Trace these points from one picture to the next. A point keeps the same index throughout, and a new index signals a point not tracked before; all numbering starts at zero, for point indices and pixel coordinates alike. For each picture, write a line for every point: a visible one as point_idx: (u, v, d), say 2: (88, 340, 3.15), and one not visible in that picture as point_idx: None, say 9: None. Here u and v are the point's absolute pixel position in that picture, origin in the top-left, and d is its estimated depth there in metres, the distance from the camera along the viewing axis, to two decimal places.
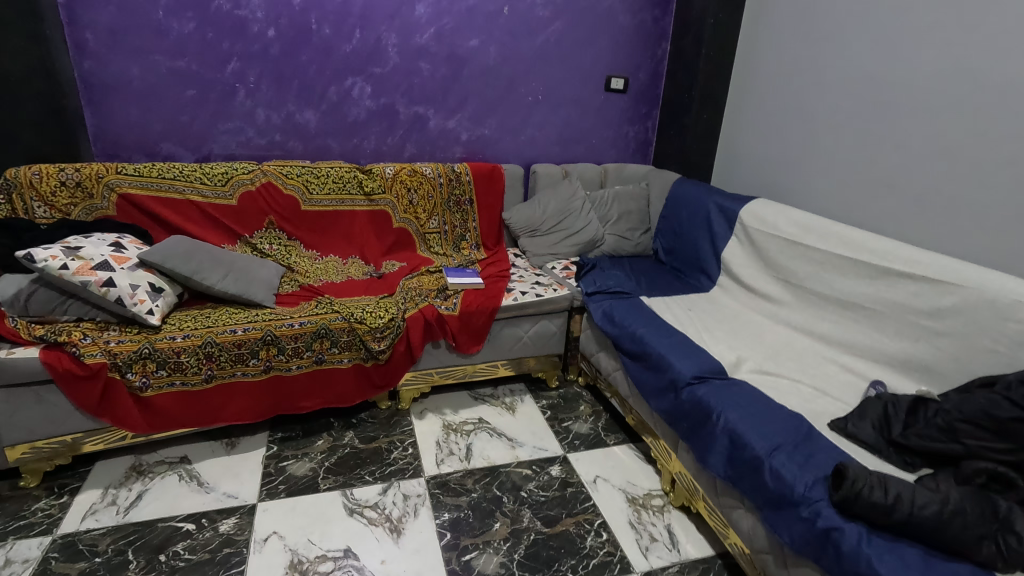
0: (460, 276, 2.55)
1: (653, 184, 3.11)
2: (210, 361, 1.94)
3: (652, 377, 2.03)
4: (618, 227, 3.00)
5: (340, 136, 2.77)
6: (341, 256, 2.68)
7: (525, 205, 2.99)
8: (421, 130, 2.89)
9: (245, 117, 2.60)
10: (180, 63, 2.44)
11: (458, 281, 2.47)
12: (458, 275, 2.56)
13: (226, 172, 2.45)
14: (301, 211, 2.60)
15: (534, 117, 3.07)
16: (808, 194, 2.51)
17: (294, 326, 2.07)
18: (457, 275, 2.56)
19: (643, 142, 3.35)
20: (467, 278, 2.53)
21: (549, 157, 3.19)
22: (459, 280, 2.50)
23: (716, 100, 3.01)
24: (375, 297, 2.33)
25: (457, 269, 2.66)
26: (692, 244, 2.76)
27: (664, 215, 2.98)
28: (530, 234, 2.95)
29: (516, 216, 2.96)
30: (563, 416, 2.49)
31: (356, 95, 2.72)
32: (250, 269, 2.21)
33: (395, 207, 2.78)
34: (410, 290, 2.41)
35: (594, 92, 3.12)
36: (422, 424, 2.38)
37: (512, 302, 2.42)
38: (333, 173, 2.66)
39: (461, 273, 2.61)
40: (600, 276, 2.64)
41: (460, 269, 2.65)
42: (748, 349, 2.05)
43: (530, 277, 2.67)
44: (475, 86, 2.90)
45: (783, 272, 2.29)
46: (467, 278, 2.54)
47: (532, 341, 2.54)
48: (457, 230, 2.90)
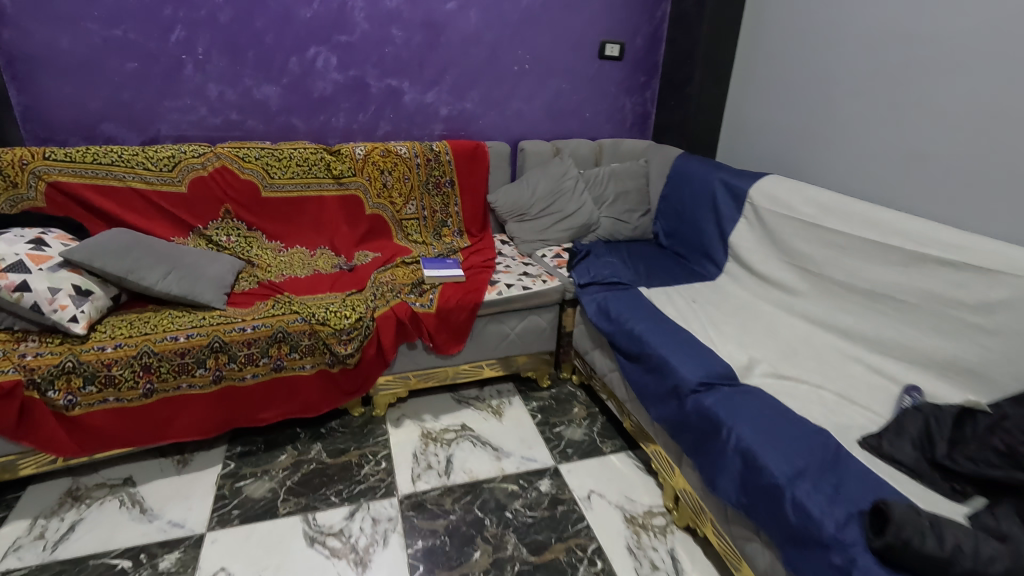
0: (439, 267, 2.30)
1: (654, 161, 2.83)
2: (149, 373, 1.71)
3: (653, 382, 1.78)
4: (614, 209, 2.73)
5: (305, 113, 2.49)
6: (308, 247, 2.43)
7: (512, 187, 2.72)
8: (396, 105, 2.60)
9: (196, 94, 2.32)
10: (116, 32, 2.16)
11: (436, 274, 2.21)
12: (437, 267, 2.30)
13: (173, 156, 2.18)
14: (262, 197, 2.34)
15: (521, 89, 2.77)
16: (824, 169, 2.23)
17: (246, 330, 1.83)
18: (436, 266, 2.31)
19: (642, 115, 3.05)
20: (447, 270, 2.28)
21: (539, 133, 2.91)
22: (438, 272, 2.24)
23: (722, 66, 2.71)
24: (342, 293, 2.08)
25: (437, 260, 2.40)
26: (697, 227, 2.49)
27: (665, 195, 2.71)
28: (519, 219, 2.70)
29: (503, 199, 2.69)
30: (555, 421, 2.26)
31: (320, 66, 2.43)
32: (198, 265, 1.96)
33: (367, 191, 2.51)
34: (382, 284, 2.16)
35: (588, 59, 2.83)
36: (399, 432, 2.15)
37: (496, 296, 2.17)
38: (296, 155, 2.39)
39: (441, 264, 2.35)
40: (595, 265, 2.39)
41: (440, 260, 2.39)
42: (762, 348, 1.80)
43: (517, 267, 2.41)
44: (455, 55, 2.60)
45: (798, 258, 2.02)
46: (446, 270, 2.28)
47: (520, 338, 2.29)
48: (438, 216, 2.64)
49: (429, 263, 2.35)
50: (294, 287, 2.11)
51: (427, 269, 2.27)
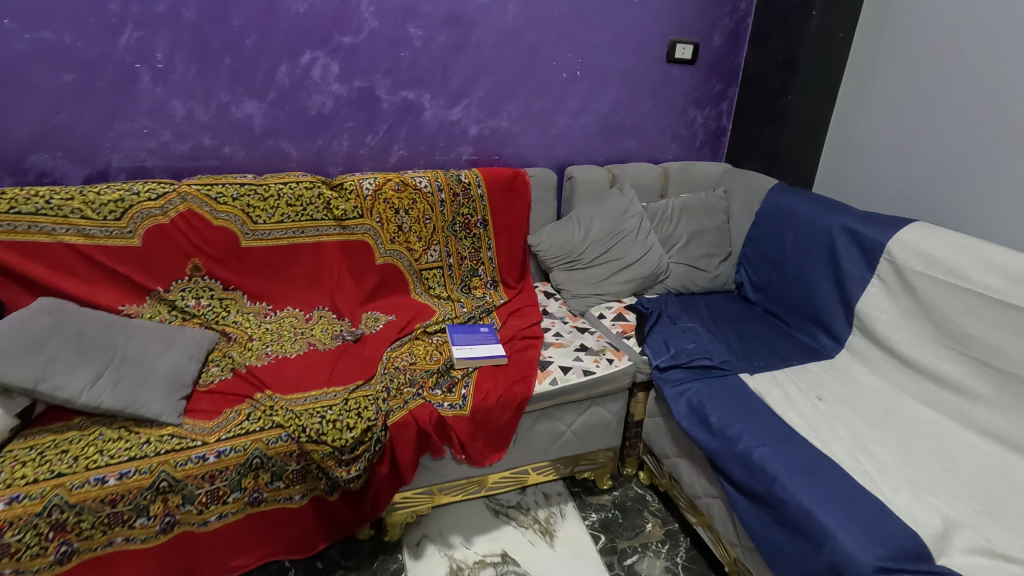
0: (470, 342, 1.75)
1: (734, 191, 2.26)
2: (64, 532, 1.18)
3: (790, 543, 1.24)
4: (687, 254, 2.18)
5: (298, 136, 1.95)
6: (303, 308, 1.90)
7: (559, 227, 2.16)
8: (414, 124, 2.06)
9: (156, 113, 1.79)
10: (46, 33, 1.62)
11: (467, 354, 1.67)
12: (468, 341, 1.76)
13: (121, 200, 1.65)
14: (241, 248, 1.81)
15: (570, 101, 2.21)
16: (1002, 214, 1.69)
17: (206, 459, 1.29)
18: (467, 340, 1.76)
19: (714, 131, 2.47)
20: (481, 346, 1.73)
21: (590, 156, 2.35)
22: (470, 350, 1.70)
23: (826, 73, 2.13)
24: (344, 388, 1.54)
25: (467, 327, 1.85)
26: (801, 284, 1.93)
27: (752, 237, 2.15)
28: (569, 268, 2.14)
29: (548, 244, 2.14)
30: (624, 547, 1.71)
31: (318, 76, 1.89)
32: (145, 357, 1.42)
33: (377, 235, 1.97)
34: (397, 372, 1.61)
35: (653, 63, 2.25)
36: (419, 568, 1.61)
37: (549, 387, 1.62)
38: (286, 193, 1.85)
39: (472, 334, 1.80)
40: (674, 337, 1.83)
41: (470, 327, 1.85)
42: (946, 493, 1.25)
43: (571, 338, 1.87)
44: (489, 61, 2.05)
45: (975, 347, 1.45)
46: (480, 346, 1.73)
47: (578, 436, 1.75)
48: (465, 265, 2.10)
49: (457, 333, 1.80)
50: (280, 378, 1.57)
51: (456, 345, 1.72)
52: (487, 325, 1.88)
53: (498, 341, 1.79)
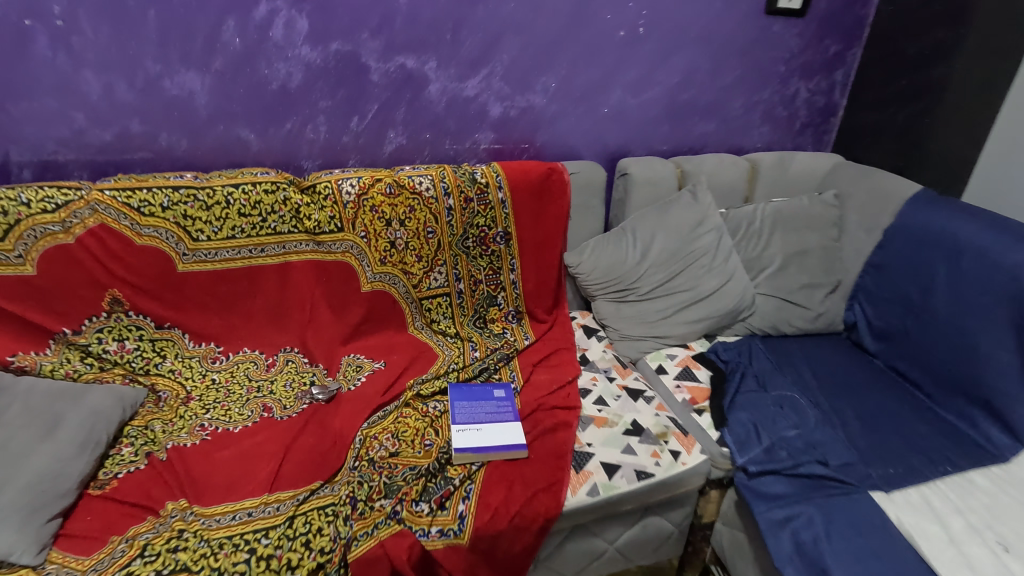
0: (478, 418, 1.26)
1: (852, 196, 1.65)
2: None
3: None
4: (780, 283, 1.61)
5: (258, 119, 1.45)
6: (265, 350, 1.46)
7: (609, 243, 1.60)
8: (414, 103, 1.52)
9: (62, 90, 1.31)
10: None
11: (472, 443, 1.18)
12: (475, 417, 1.26)
13: (3, 212, 1.20)
14: (177, 274, 1.35)
15: (628, 70, 1.62)
16: None
17: None
18: (474, 416, 1.27)
19: (821, 110, 1.84)
20: (492, 427, 1.23)
21: (651, 144, 1.76)
22: (475, 436, 1.20)
23: (1008, 30, 1.47)
24: (293, 496, 1.09)
25: (475, 390, 1.36)
26: (956, 342, 1.33)
27: (876, 264, 1.55)
28: (620, 299, 1.60)
29: (592, 266, 1.59)
30: None
31: (279, 36, 1.37)
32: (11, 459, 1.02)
33: (362, 254, 1.48)
34: (369, 470, 1.15)
35: (746, 16, 1.63)
36: None
37: (587, 500, 1.12)
38: (237, 198, 1.37)
39: (481, 404, 1.30)
40: (768, 418, 1.29)
41: (480, 391, 1.35)
42: None
43: (618, 410, 1.35)
44: (517, 14, 1.48)
45: None
46: (491, 425, 1.24)
47: (625, 554, 1.25)
48: (480, 291, 1.59)
49: (459, 404, 1.31)
50: (209, 475, 1.12)
51: (457, 426, 1.23)
52: (503, 386, 1.38)
53: (518, 415, 1.29)
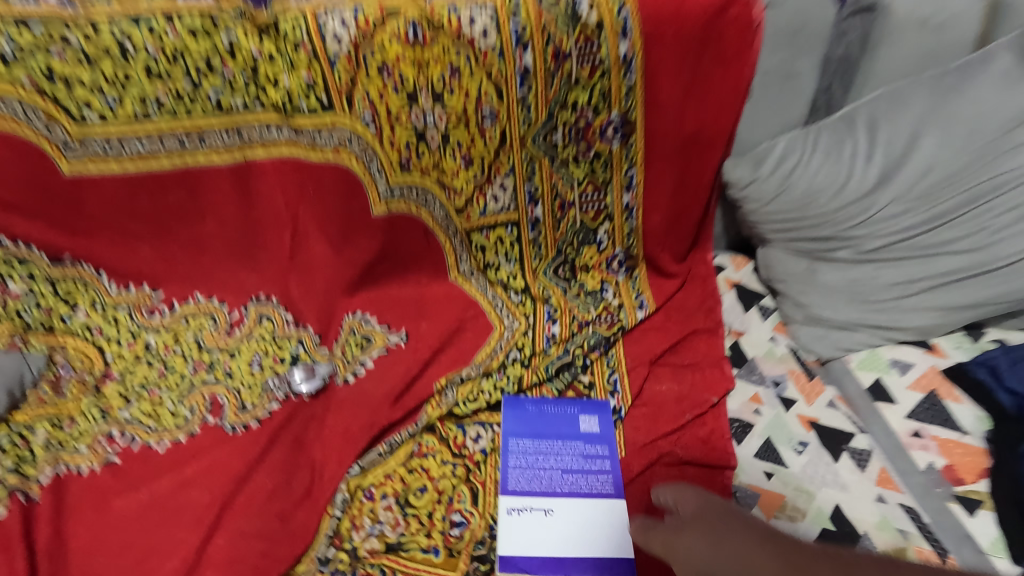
0: (549, 488, 0.75)
1: None
2: None
3: None
4: None
5: None
6: (226, 295, 0.94)
7: (815, 151, 0.86)
8: None
9: None
10: None
11: (537, 552, 0.68)
12: (546, 484, 0.75)
13: None
14: (67, 181, 0.80)
15: None
16: None
17: None
18: (543, 481, 0.76)
19: None
20: (572, 508, 0.73)
21: None
22: (543, 530, 0.70)
23: None
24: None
25: (545, 417, 0.83)
26: None
27: None
28: (814, 253, 0.90)
29: (775, 190, 0.88)
30: None
31: None
32: None
33: (369, 153, 0.85)
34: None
35: None
36: None
37: None
38: (139, 43, 0.74)
39: (556, 454, 0.79)
40: None
41: (556, 422, 0.82)
42: None
43: (802, 480, 0.75)
44: None
45: None
46: (571, 505, 0.73)
47: None
48: (569, 221, 0.95)
49: (516, 448, 0.79)
50: (89, 553, 0.67)
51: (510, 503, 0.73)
52: (593, 409, 0.84)
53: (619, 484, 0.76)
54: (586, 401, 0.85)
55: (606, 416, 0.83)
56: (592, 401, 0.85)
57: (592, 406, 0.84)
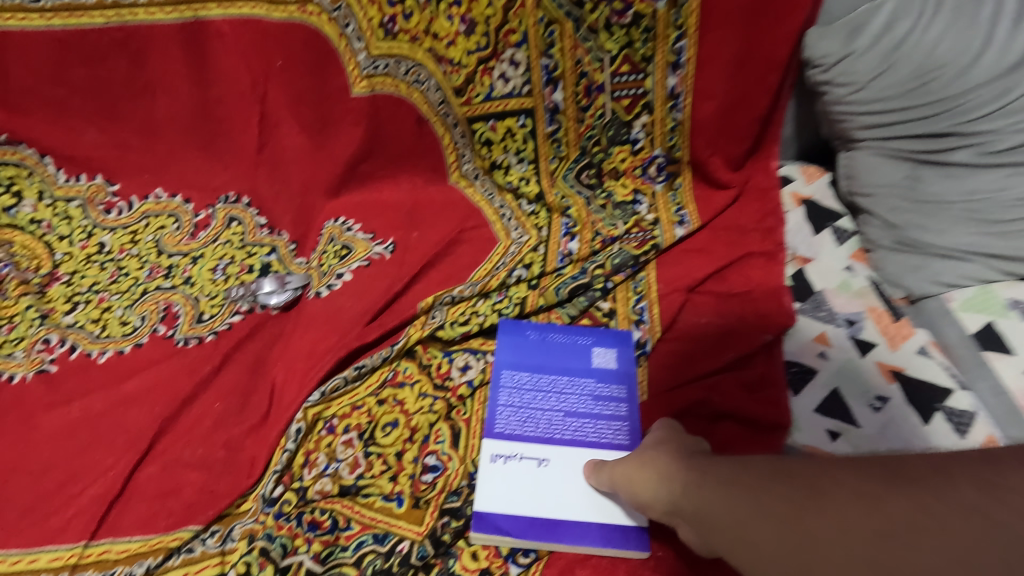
0: (547, 433, 0.60)
1: None
2: None
3: None
4: None
5: None
6: (192, 194, 0.81)
7: (938, 11, 0.64)
8: None
9: None
10: None
11: (524, 513, 0.55)
12: (544, 427, 0.61)
13: None
14: None
15: None
16: None
17: None
18: (540, 424, 0.61)
19: None
20: (574, 463, 0.58)
21: None
22: (534, 484, 0.57)
23: None
24: (127, 566, 0.53)
25: (550, 348, 0.67)
26: None
27: None
28: (920, 155, 0.68)
29: (875, 65, 0.67)
30: None
31: None
32: None
33: (344, 11, 0.68)
34: (289, 529, 0.54)
35: None
36: None
37: None
38: None
39: (560, 394, 0.64)
40: None
41: (563, 355, 0.67)
42: None
43: (878, 443, 0.58)
44: None
45: None
46: (573, 457, 0.59)
47: None
48: (597, 111, 0.75)
49: (511, 383, 0.64)
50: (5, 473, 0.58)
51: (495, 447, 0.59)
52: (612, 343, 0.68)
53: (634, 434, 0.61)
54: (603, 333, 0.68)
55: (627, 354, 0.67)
56: (610, 333, 0.68)
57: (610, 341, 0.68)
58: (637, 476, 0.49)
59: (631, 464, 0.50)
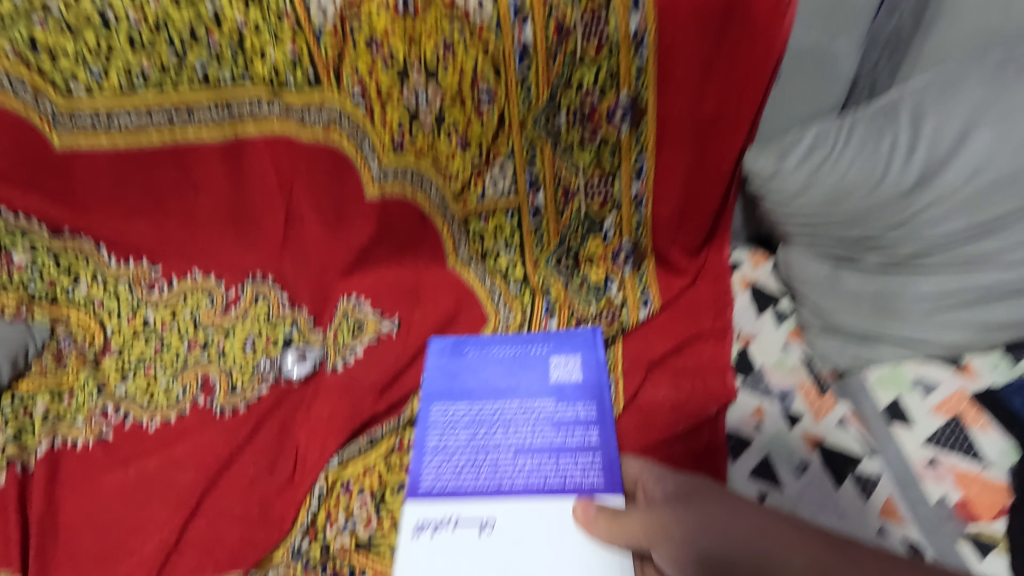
0: (492, 484, 0.68)
1: None
2: None
3: None
4: None
5: None
6: (223, 274, 0.93)
7: (849, 144, 0.78)
8: None
9: None
10: None
11: None
12: (487, 477, 0.69)
13: None
14: (59, 155, 0.80)
15: None
16: None
17: None
18: (483, 473, 0.69)
19: None
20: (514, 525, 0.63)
21: None
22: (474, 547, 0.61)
23: None
24: None
25: (492, 358, 0.83)
26: None
27: None
28: (840, 256, 0.82)
29: (799, 185, 0.80)
30: None
31: None
32: None
33: (360, 133, 0.81)
34: None
35: None
36: None
37: None
38: (121, 13, 0.71)
39: (513, 430, 0.74)
40: None
41: (516, 360, 0.82)
42: None
43: (798, 503, 0.71)
44: None
45: None
46: (512, 514, 0.64)
47: None
48: (573, 210, 0.89)
49: (460, 417, 0.76)
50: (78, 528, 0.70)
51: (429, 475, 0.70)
52: (565, 349, 0.83)
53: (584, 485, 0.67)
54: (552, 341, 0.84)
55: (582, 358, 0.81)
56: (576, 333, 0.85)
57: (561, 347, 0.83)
58: (702, 536, 0.52)
59: (695, 521, 0.53)
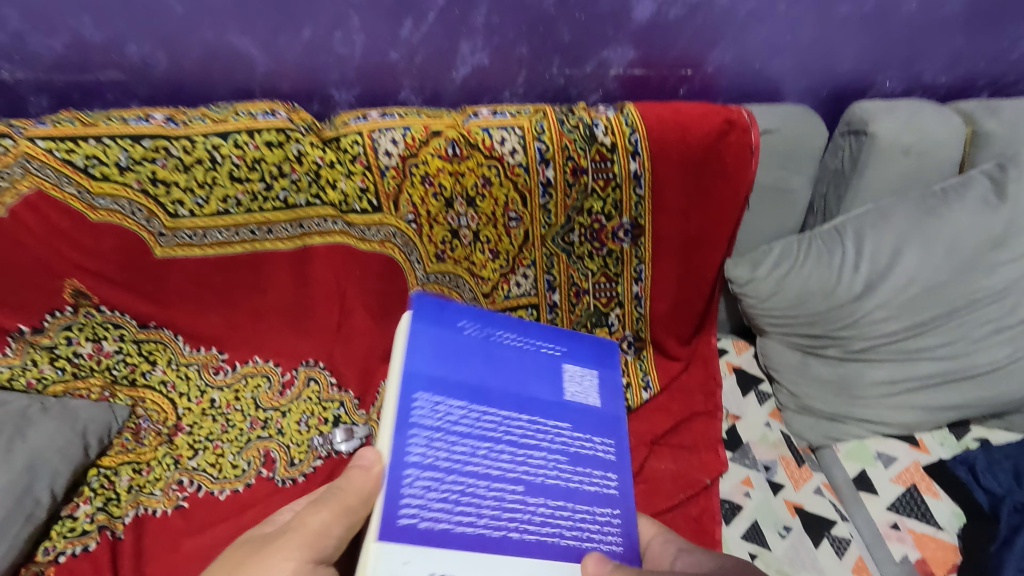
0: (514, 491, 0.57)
1: None
2: None
3: None
4: None
5: (260, 19, 0.88)
6: (281, 359, 1.06)
7: (808, 257, 0.95)
8: None
9: None
10: None
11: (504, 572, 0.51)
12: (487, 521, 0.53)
13: None
14: (156, 260, 0.95)
15: None
16: None
17: None
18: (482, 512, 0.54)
19: None
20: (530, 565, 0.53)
21: (917, 73, 1.03)
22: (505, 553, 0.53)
23: None
24: None
25: (498, 342, 0.67)
26: None
27: None
28: (807, 347, 0.98)
29: (771, 290, 0.97)
30: None
31: None
32: None
33: (410, 246, 0.98)
34: None
35: None
36: None
37: None
38: (226, 154, 0.90)
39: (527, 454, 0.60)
40: None
41: (527, 364, 0.67)
42: None
43: (783, 562, 0.83)
44: None
45: None
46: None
47: None
48: (583, 306, 1.05)
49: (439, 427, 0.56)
50: None
51: (413, 485, 0.52)
52: (577, 356, 0.73)
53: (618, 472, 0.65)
54: (565, 343, 0.73)
55: (598, 374, 0.72)
56: (590, 337, 0.75)
57: (571, 351, 0.73)
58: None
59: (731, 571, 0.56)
